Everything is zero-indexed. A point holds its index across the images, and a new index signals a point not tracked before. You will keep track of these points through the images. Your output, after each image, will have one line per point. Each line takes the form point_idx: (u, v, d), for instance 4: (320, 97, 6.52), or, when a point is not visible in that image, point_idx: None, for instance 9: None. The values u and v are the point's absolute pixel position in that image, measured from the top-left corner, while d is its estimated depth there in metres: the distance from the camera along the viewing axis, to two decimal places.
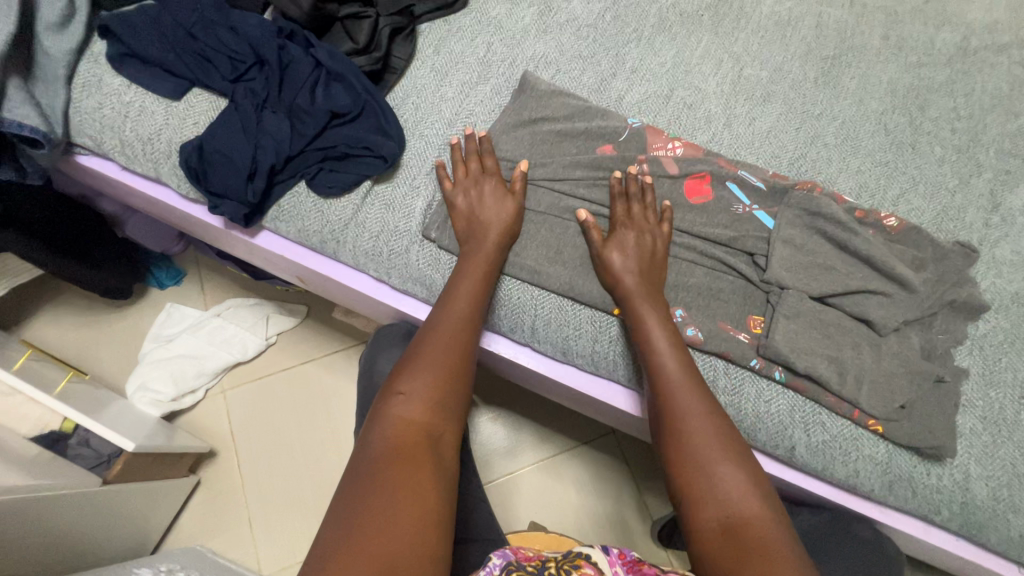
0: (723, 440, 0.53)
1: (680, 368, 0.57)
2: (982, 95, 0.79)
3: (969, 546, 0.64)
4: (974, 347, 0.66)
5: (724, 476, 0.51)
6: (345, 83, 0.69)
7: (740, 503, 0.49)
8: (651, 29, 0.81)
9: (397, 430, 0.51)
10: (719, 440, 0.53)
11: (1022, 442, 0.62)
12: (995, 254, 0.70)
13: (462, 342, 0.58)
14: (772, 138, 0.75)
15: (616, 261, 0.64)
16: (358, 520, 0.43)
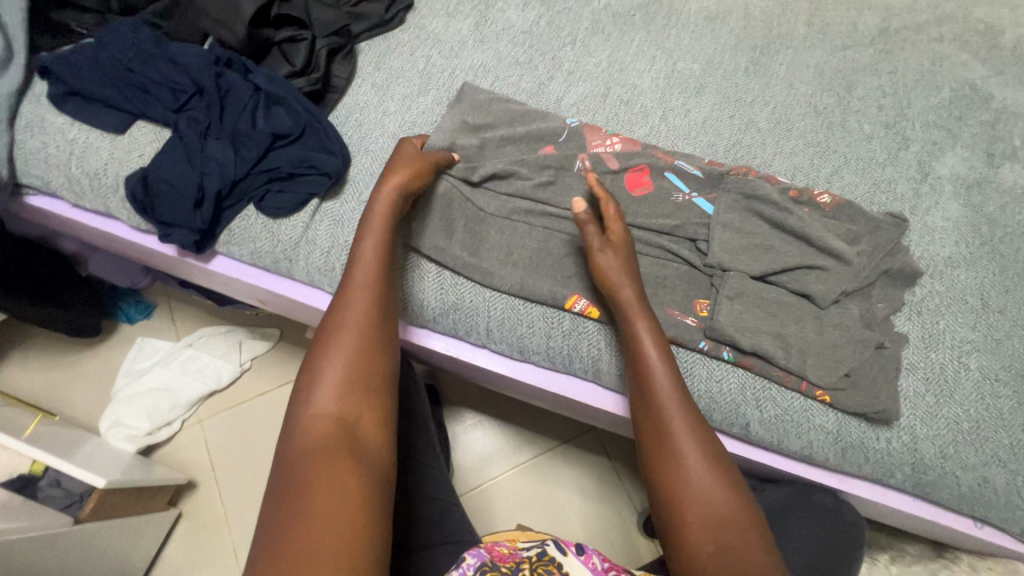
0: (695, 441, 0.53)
1: (659, 362, 0.57)
2: (905, 72, 0.83)
3: (925, 505, 0.66)
4: (913, 313, 0.68)
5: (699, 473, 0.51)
6: (286, 105, 0.70)
7: (711, 505, 0.50)
8: (585, 32, 0.83)
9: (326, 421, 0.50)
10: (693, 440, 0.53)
11: (964, 398, 0.64)
12: (927, 222, 0.73)
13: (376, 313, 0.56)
14: (708, 127, 0.77)
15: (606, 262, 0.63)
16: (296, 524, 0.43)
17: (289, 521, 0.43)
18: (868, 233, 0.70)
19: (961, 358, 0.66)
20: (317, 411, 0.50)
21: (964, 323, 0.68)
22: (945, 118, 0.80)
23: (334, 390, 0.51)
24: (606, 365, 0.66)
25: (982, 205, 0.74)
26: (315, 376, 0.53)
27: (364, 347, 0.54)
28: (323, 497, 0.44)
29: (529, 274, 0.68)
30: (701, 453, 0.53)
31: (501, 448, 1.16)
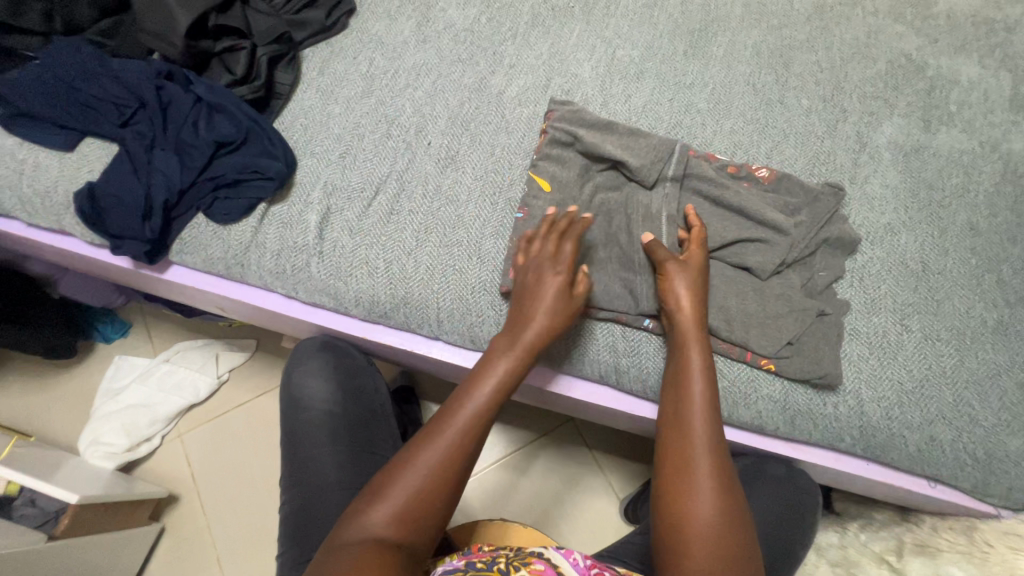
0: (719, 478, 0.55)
1: (701, 386, 0.58)
2: (841, 46, 0.84)
3: (878, 467, 0.67)
4: (855, 279, 0.69)
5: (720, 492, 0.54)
6: (228, 113, 0.71)
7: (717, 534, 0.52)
8: (525, 26, 0.84)
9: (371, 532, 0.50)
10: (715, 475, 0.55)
11: (907, 359, 0.65)
12: (867, 190, 0.74)
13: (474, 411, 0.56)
14: (648, 111, 0.79)
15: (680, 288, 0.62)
16: None
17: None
18: (807, 204, 0.71)
19: (903, 321, 0.67)
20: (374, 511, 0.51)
21: (906, 286, 0.69)
22: (882, 88, 0.81)
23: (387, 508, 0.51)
24: (556, 349, 0.68)
25: (920, 171, 0.75)
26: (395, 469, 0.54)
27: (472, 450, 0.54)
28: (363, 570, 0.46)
29: (474, 264, 0.69)
30: (721, 482, 0.54)
31: None
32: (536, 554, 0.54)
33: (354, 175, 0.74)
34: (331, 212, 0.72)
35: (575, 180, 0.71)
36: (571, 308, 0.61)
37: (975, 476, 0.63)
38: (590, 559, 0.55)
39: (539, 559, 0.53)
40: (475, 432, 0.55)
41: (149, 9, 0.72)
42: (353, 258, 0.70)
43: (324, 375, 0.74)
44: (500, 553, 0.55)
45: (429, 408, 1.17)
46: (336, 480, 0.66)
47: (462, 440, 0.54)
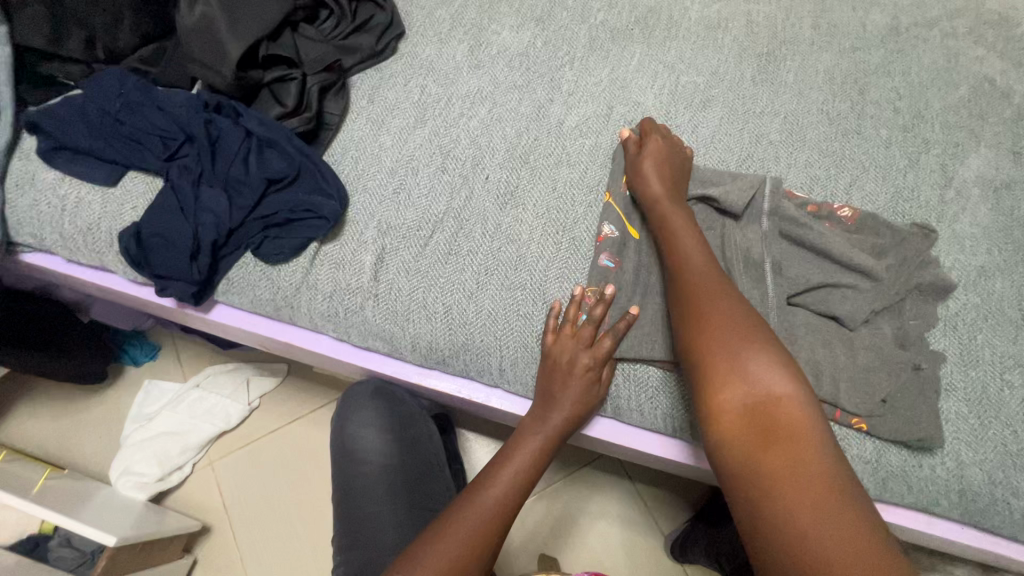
0: (743, 328, 0.53)
1: (697, 257, 0.59)
2: (920, 71, 0.79)
3: (976, 533, 0.63)
4: (948, 328, 0.64)
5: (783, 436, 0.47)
6: (279, 148, 0.68)
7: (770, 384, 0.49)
8: (583, 50, 0.80)
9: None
10: (739, 331, 0.52)
11: (1011, 418, 0.60)
12: (956, 229, 0.69)
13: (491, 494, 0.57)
14: (717, 142, 0.74)
15: (650, 174, 0.66)
16: None
17: None
18: (896, 246, 0.66)
19: (1004, 375, 0.62)
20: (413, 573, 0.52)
21: (1003, 336, 0.64)
22: (966, 117, 0.76)
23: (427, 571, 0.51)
24: (626, 402, 0.64)
25: (1013, 209, 0.70)
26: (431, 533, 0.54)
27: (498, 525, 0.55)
28: None
29: (538, 309, 0.65)
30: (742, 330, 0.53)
31: None
32: None
33: (409, 211, 0.70)
34: (386, 252, 0.68)
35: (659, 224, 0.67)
36: (594, 401, 0.62)
37: None
38: None
39: None
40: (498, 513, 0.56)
41: (196, 37, 0.68)
42: (410, 301, 0.66)
43: (378, 425, 0.70)
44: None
45: (466, 439, 1.13)
46: (394, 542, 0.62)
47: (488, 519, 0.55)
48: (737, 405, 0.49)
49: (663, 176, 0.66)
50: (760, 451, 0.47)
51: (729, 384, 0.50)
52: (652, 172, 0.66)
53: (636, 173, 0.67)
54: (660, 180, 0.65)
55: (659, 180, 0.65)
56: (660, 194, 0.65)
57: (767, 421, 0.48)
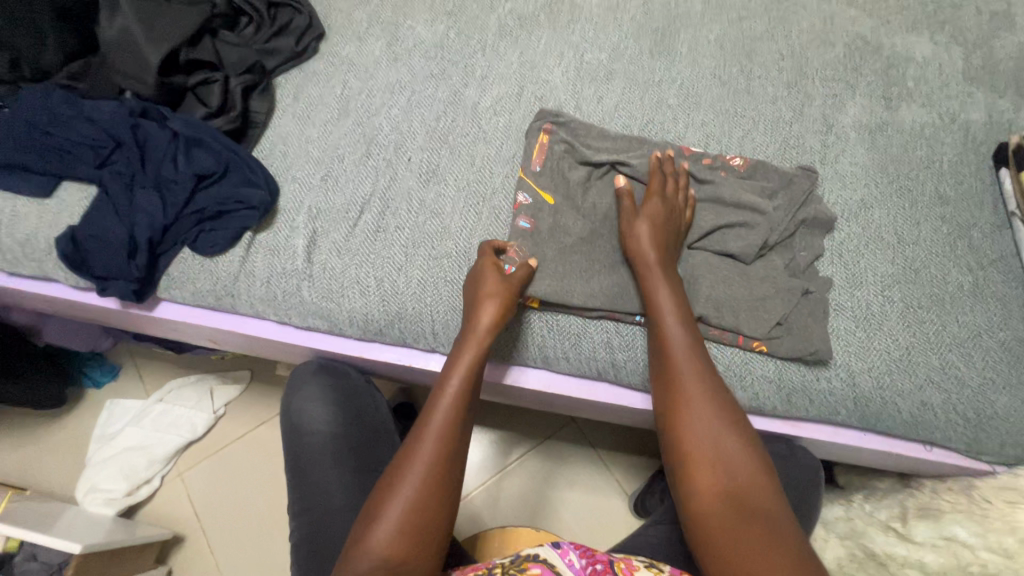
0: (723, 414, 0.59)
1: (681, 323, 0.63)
2: (799, 33, 0.87)
3: (876, 436, 0.69)
4: (835, 256, 0.71)
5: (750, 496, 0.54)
6: (206, 146, 0.71)
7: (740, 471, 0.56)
8: (494, 37, 0.86)
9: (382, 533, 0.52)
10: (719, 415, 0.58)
11: (892, 330, 0.67)
12: (837, 169, 0.77)
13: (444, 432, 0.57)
14: (621, 110, 0.81)
15: (640, 232, 0.66)
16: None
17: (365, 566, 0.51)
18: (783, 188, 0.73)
19: (884, 293, 0.69)
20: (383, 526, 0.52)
21: (883, 258, 0.71)
22: (843, 71, 0.84)
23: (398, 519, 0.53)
24: (553, 351, 0.69)
25: (886, 147, 0.78)
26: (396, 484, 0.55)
27: (436, 486, 0.54)
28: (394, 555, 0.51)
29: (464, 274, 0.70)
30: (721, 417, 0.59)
31: (486, 456, 1.13)
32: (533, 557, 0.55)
33: (337, 196, 0.74)
34: (318, 235, 0.72)
35: (569, 185, 0.72)
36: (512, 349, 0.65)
37: (968, 436, 0.65)
38: (590, 558, 0.56)
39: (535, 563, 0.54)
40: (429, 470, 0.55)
41: (118, 48, 0.72)
42: (344, 278, 0.70)
43: (324, 399, 0.74)
44: (497, 563, 0.56)
45: None
46: (343, 503, 0.67)
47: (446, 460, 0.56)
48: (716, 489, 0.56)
49: (660, 235, 0.66)
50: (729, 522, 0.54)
51: (698, 454, 0.57)
52: (641, 232, 0.66)
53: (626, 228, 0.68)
54: (653, 241, 0.66)
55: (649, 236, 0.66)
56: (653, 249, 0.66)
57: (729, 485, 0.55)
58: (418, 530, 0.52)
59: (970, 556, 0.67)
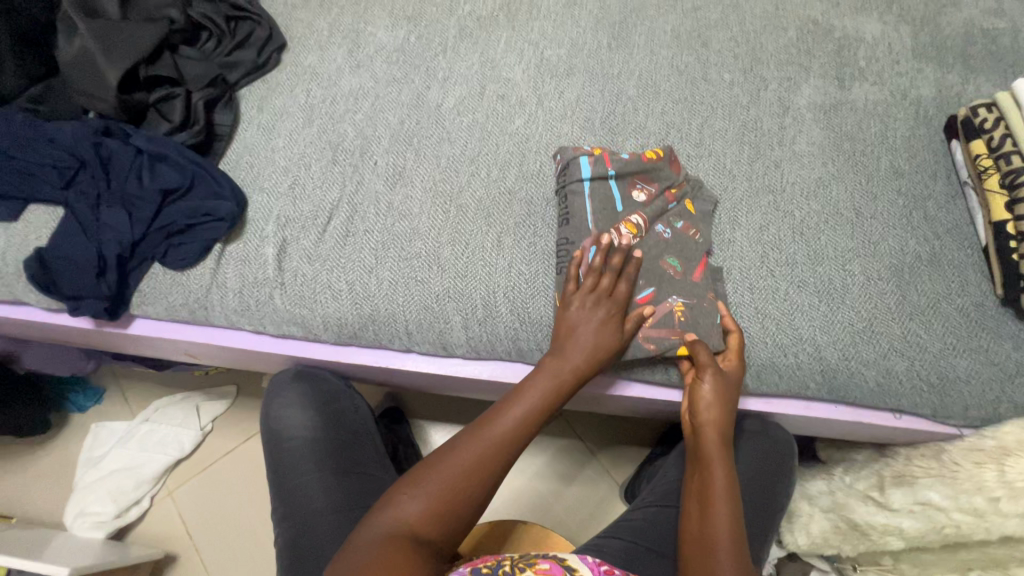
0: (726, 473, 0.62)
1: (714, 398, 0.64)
2: (753, 20, 0.89)
3: (846, 409, 0.71)
4: (797, 234, 0.73)
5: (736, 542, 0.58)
6: (171, 161, 0.72)
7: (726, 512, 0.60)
8: (454, 39, 0.87)
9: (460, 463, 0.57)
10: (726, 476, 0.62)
11: (855, 302, 0.69)
12: (794, 150, 0.79)
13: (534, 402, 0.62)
14: (582, 104, 0.82)
15: (586, 340, 0.63)
16: (427, 505, 0.55)
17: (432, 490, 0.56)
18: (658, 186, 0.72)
19: (845, 267, 0.71)
20: (451, 460, 0.57)
21: (842, 234, 0.73)
22: (796, 54, 0.86)
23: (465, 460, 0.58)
24: (526, 342, 0.70)
25: (841, 125, 0.80)
26: (483, 427, 0.60)
27: (501, 449, 0.59)
28: (443, 498, 0.55)
29: (434, 272, 0.71)
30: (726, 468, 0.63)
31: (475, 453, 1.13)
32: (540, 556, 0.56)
33: (305, 204, 0.75)
34: (287, 243, 0.73)
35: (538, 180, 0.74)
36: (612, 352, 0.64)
37: (933, 401, 0.67)
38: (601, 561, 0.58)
39: (544, 560, 0.55)
40: (477, 467, 0.57)
41: (77, 68, 0.73)
42: (315, 284, 0.71)
43: (302, 404, 0.75)
44: (506, 556, 0.56)
45: (420, 425, 1.17)
46: (324, 504, 0.67)
47: (527, 424, 0.61)
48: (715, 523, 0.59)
49: (609, 348, 0.64)
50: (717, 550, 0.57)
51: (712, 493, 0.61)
52: (620, 345, 0.65)
53: (593, 291, 0.65)
54: (586, 358, 0.63)
55: (593, 350, 0.63)
56: (574, 369, 0.63)
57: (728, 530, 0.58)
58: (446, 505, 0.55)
59: (944, 519, 0.70)
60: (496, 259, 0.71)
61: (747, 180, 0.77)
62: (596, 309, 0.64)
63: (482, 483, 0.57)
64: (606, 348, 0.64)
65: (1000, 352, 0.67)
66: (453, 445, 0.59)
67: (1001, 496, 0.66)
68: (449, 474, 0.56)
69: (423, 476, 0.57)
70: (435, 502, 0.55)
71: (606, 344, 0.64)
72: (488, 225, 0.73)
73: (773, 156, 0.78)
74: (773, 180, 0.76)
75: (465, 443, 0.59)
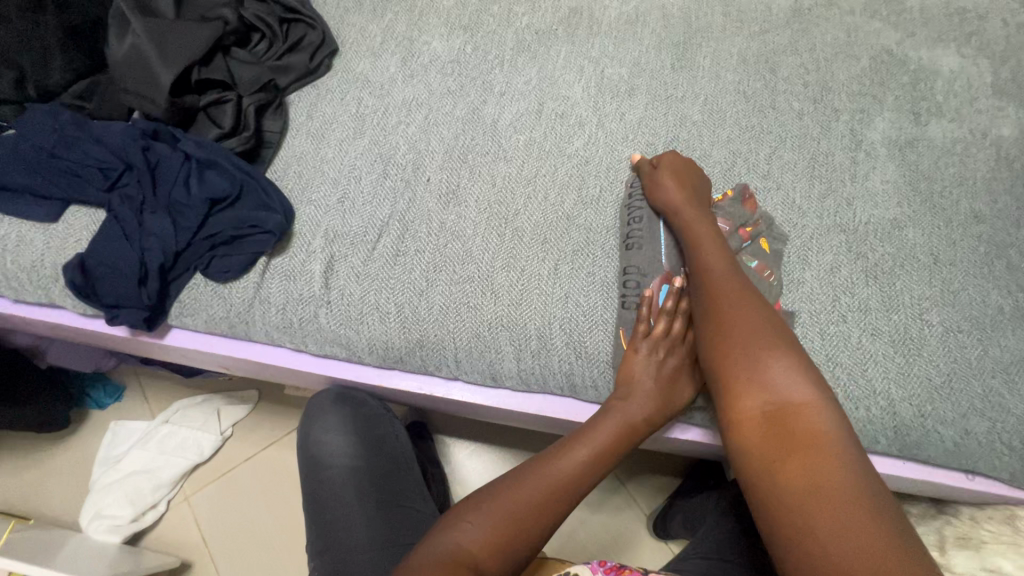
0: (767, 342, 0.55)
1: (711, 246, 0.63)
2: (824, 47, 0.85)
3: (916, 466, 0.67)
4: (871, 278, 0.69)
5: (803, 435, 0.49)
6: (219, 168, 0.69)
7: (787, 395, 0.52)
8: (512, 52, 0.84)
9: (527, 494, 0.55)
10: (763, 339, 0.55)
11: (933, 355, 0.65)
12: (868, 187, 0.75)
13: (610, 434, 0.59)
14: (644, 127, 0.78)
15: (653, 386, 0.61)
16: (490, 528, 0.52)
17: (498, 516, 0.53)
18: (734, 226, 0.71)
19: (922, 316, 0.67)
20: (519, 486, 0.55)
21: (920, 280, 0.69)
22: (869, 85, 0.82)
23: (533, 487, 0.55)
24: (580, 378, 0.66)
25: (918, 163, 0.76)
26: (555, 455, 0.58)
27: (569, 484, 0.56)
28: (506, 526, 0.53)
29: (487, 298, 0.68)
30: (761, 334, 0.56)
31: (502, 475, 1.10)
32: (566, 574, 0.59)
33: (354, 219, 0.72)
34: (335, 259, 0.70)
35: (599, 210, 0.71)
36: (679, 403, 0.62)
37: (1014, 466, 0.63)
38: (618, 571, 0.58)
39: None
40: (543, 499, 0.55)
41: (129, 68, 0.70)
42: (363, 304, 0.68)
43: (343, 431, 0.72)
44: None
45: (446, 444, 1.14)
46: (365, 539, 0.65)
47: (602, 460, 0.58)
48: (757, 414, 0.52)
49: (679, 399, 0.62)
50: (779, 456, 0.50)
51: (745, 379, 0.54)
52: (691, 394, 0.63)
53: (663, 334, 0.63)
54: (657, 404, 0.60)
55: (661, 396, 0.61)
56: (646, 417, 0.60)
57: (782, 423, 0.51)
58: (510, 537, 0.52)
59: None
60: (553, 288, 0.68)
61: (818, 217, 0.73)
62: (665, 355, 0.62)
63: (548, 519, 0.54)
64: (676, 395, 0.62)
65: None
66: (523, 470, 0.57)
67: None
68: (518, 500, 0.54)
69: (488, 498, 0.55)
70: (499, 527, 0.52)
71: (676, 388, 0.62)
72: (545, 252, 0.70)
73: (845, 193, 0.74)
74: (845, 219, 0.73)
75: (529, 472, 0.57)
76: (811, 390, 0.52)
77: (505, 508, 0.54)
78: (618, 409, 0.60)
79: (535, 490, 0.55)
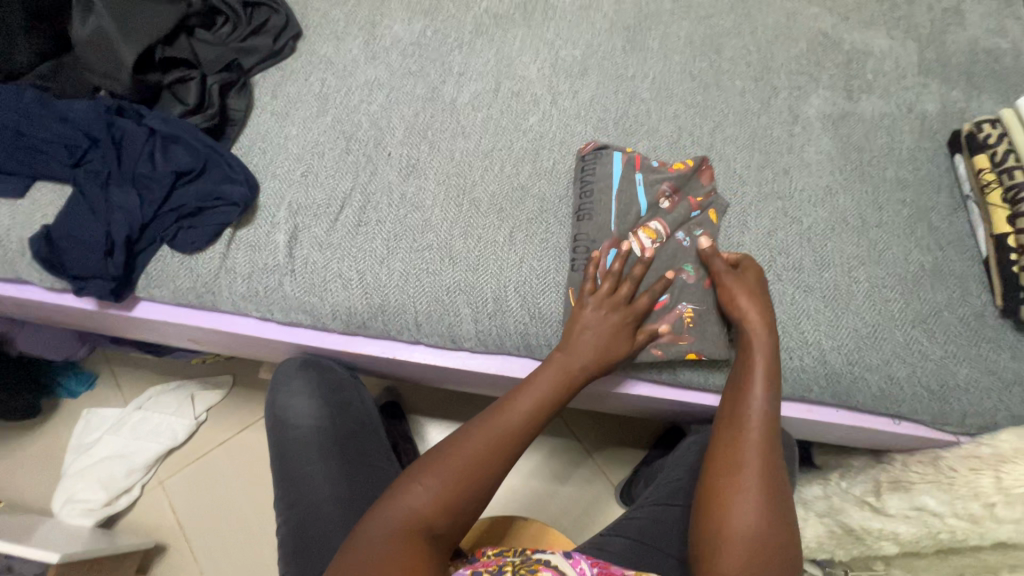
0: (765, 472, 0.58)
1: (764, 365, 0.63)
2: (765, 30, 0.90)
3: (849, 414, 0.73)
4: (805, 240, 0.74)
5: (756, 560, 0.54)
6: (184, 144, 0.71)
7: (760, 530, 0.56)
8: (470, 35, 0.88)
9: (473, 453, 0.58)
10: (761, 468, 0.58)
11: (860, 308, 0.70)
12: (803, 157, 0.80)
13: (541, 396, 0.62)
14: (596, 105, 0.83)
15: (594, 340, 0.64)
16: (443, 487, 0.55)
17: (444, 473, 0.56)
18: (682, 194, 0.74)
19: (851, 274, 0.72)
20: (461, 446, 0.58)
21: (849, 241, 0.74)
22: (806, 65, 0.87)
23: (476, 447, 0.58)
24: (535, 338, 0.70)
25: (849, 136, 0.82)
26: (498, 414, 0.61)
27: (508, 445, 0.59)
28: (454, 482, 0.56)
29: (445, 265, 0.71)
30: (764, 459, 0.59)
31: None
32: (544, 561, 0.54)
33: (317, 192, 0.74)
34: (299, 230, 0.72)
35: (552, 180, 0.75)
36: (618, 355, 0.65)
37: (932, 408, 0.69)
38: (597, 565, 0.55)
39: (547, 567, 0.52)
40: (487, 459, 0.58)
41: (91, 46, 0.72)
42: (326, 272, 0.71)
43: (308, 393, 0.76)
44: (507, 560, 0.55)
45: (418, 421, 1.17)
46: (328, 495, 0.68)
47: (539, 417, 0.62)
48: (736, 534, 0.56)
49: (618, 352, 0.65)
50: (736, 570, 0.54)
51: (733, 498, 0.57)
52: (630, 350, 0.66)
53: (610, 293, 0.66)
54: (596, 354, 0.64)
55: (599, 351, 0.64)
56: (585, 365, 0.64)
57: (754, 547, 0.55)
58: (458, 495, 0.56)
59: (940, 525, 0.71)
60: (508, 254, 0.71)
61: (757, 185, 0.78)
62: (610, 311, 0.65)
63: (491, 476, 0.58)
64: (615, 354, 0.65)
65: (999, 361, 0.68)
66: (469, 428, 0.61)
67: (997, 502, 0.67)
68: (461, 460, 0.57)
69: (429, 458, 0.58)
70: (447, 487, 0.55)
71: (616, 345, 0.65)
72: (501, 220, 0.73)
73: (782, 163, 0.79)
74: (782, 187, 0.78)
75: (475, 436, 0.59)
76: (775, 492, 0.58)
77: (451, 469, 0.57)
78: (546, 368, 0.64)
79: (480, 452, 0.58)
